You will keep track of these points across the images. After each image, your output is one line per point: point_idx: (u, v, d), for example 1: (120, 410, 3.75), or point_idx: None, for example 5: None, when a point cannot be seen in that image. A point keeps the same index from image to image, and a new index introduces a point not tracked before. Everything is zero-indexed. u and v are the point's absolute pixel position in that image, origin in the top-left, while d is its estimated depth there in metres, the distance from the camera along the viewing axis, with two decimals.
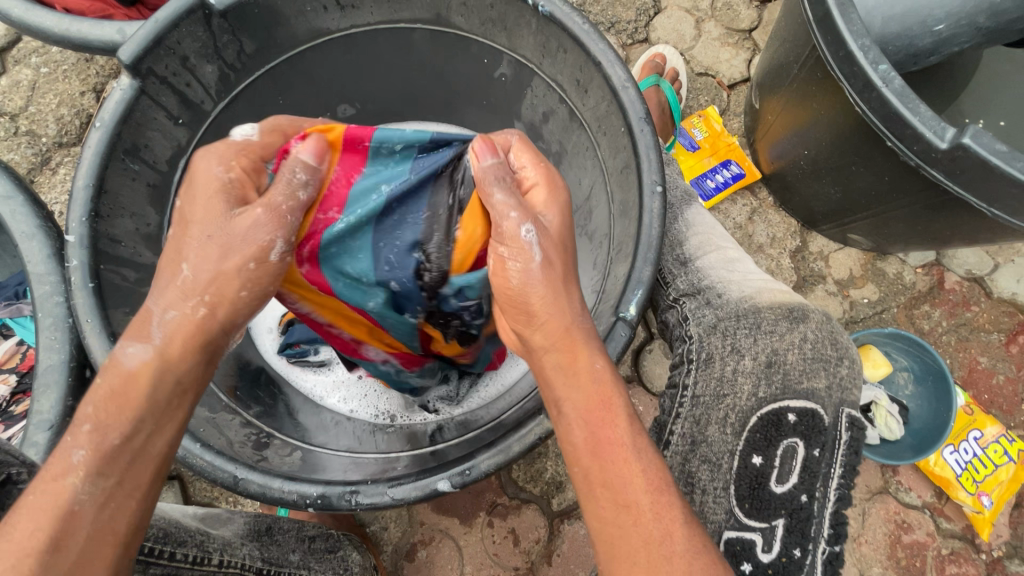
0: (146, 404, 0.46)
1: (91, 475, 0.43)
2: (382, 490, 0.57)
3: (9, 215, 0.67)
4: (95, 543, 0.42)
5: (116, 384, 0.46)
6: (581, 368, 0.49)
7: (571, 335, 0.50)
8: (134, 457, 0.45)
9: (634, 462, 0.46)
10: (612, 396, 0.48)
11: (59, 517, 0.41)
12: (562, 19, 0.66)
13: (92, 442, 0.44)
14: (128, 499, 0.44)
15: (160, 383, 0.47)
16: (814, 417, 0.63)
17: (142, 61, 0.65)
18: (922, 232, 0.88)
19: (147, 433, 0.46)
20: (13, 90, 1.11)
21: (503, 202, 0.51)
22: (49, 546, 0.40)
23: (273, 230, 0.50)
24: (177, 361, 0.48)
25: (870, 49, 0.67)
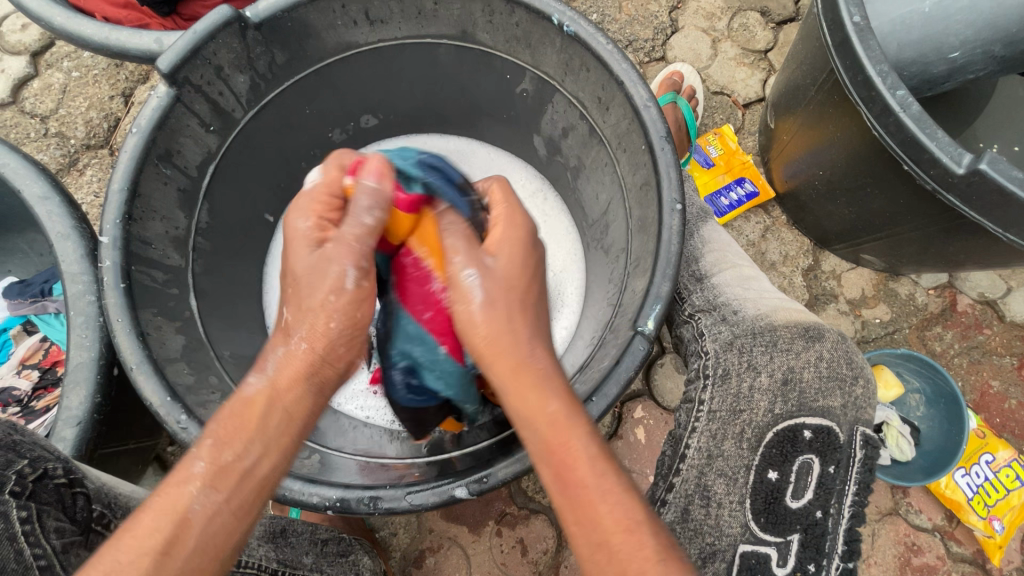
0: (258, 428, 0.47)
1: (206, 486, 0.45)
2: (400, 495, 0.58)
3: (46, 216, 0.68)
4: (196, 558, 0.43)
5: (239, 405, 0.48)
6: (535, 407, 0.48)
7: (528, 375, 0.49)
8: (241, 478, 0.46)
9: (599, 502, 0.45)
10: (569, 436, 0.47)
11: (173, 522, 0.44)
12: (586, 39, 0.68)
13: (209, 458, 0.46)
14: (231, 517, 0.45)
15: (271, 411, 0.48)
16: (829, 434, 0.66)
17: (179, 70, 0.67)
18: (935, 254, 0.89)
19: (255, 457, 0.46)
20: (45, 93, 1.14)
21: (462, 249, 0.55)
22: (162, 548, 0.43)
23: (345, 260, 0.51)
24: (291, 389, 0.49)
25: (888, 75, 0.68)
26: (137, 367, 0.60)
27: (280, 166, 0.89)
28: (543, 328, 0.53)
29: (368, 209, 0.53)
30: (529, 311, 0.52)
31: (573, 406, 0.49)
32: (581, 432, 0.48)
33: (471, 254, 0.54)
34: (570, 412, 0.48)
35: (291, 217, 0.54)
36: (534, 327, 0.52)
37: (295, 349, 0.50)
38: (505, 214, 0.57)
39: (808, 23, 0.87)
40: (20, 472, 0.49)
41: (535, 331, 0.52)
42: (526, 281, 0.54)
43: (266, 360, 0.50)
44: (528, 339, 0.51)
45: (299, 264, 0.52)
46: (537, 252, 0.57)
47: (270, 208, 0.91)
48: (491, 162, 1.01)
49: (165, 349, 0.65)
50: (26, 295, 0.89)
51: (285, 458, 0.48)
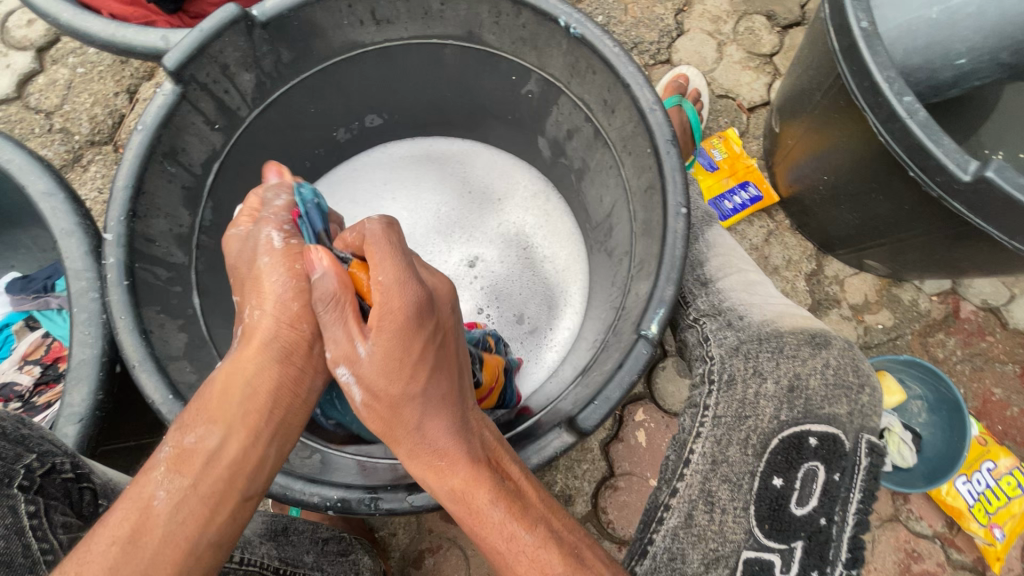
0: (223, 411, 0.49)
1: (172, 473, 0.46)
2: (401, 496, 0.58)
3: (51, 212, 0.68)
4: (165, 544, 0.44)
5: (203, 394, 0.51)
6: (440, 484, 0.51)
7: (427, 459, 0.51)
8: (206, 460, 0.47)
9: (518, 562, 0.48)
10: (476, 507, 0.49)
11: (140, 510, 0.45)
12: (593, 42, 0.68)
13: (173, 444, 0.48)
14: (197, 501, 0.46)
15: (233, 391, 0.50)
16: (835, 442, 0.66)
17: (185, 68, 0.67)
18: (939, 261, 0.89)
19: (220, 438, 0.49)
20: (50, 89, 1.14)
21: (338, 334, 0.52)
22: (130, 535, 0.44)
23: (268, 224, 0.58)
24: (250, 366, 0.52)
25: (895, 81, 0.68)
26: (140, 364, 0.60)
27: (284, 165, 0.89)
28: (438, 401, 0.52)
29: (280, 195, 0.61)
30: (408, 394, 0.51)
31: (473, 477, 0.50)
32: (485, 501, 0.49)
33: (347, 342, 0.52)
34: (471, 484, 0.50)
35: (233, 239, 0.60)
36: (426, 407, 0.52)
37: (253, 328, 0.54)
38: (378, 305, 0.50)
39: (815, 27, 0.87)
40: (29, 466, 0.49)
41: (427, 408, 0.52)
42: (399, 367, 0.50)
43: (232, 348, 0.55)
44: (415, 424, 0.52)
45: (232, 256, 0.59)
46: (422, 321, 0.51)
47: None
48: (496, 164, 1.01)
49: (168, 347, 0.65)
50: (29, 291, 0.90)
51: (249, 438, 0.49)
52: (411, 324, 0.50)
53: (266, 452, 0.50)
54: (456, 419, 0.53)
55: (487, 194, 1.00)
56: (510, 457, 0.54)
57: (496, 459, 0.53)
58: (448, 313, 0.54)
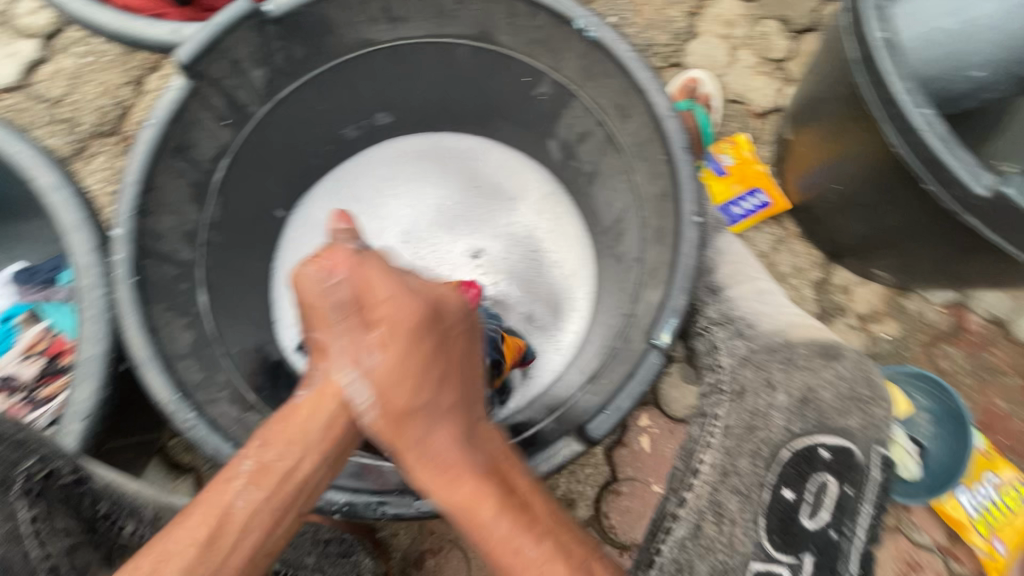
0: (303, 440, 0.54)
1: (248, 484, 0.51)
2: (410, 501, 0.58)
3: (60, 205, 0.68)
4: (234, 553, 0.49)
5: (283, 418, 0.56)
6: (448, 494, 0.53)
7: (434, 466, 0.54)
8: (284, 480, 0.53)
9: (526, 567, 0.49)
10: (479, 511, 0.52)
11: (216, 518, 0.49)
12: (609, 46, 0.67)
13: (254, 459, 0.52)
14: (271, 515, 0.51)
15: (312, 426, 0.55)
16: (847, 455, 0.66)
17: (197, 63, 0.67)
18: (947, 273, 0.88)
19: (297, 458, 0.54)
20: (56, 78, 1.13)
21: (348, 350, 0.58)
22: (207, 539, 0.49)
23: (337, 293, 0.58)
24: (318, 426, 0.55)
25: (912, 93, 0.67)
26: (147, 362, 0.60)
27: (293, 161, 0.88)
28: (443, 411, 0.56)
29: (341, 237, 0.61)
30: (418, 395, 0.56)
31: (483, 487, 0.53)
32: (489, 514, 0.51)
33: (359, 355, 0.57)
34: (477, 496, 0.52)
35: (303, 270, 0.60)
36: (435, 415, 0.56)
37: (330, 382, 0.58)
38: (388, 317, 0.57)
39: (831, 35, 0.86)
40: (29, 471, 0.49)
41: (432, 419, 0.56)
42: (413, 373, 0.56)
43: (312, 379, 0.59)
44: (423, 430, 0.55)
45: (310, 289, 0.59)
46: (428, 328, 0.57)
47: (281, 204, 0.91)
48: (506, 163, 0.99)
49: (175, 345, 0.65)
50: (34, 282, 0.90)
51: (321, 460, 0.55)
52: (421, 326, 0.57)
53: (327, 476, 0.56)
54: (466, 424, 0.57)
55: (496, 194, 0.99)
56: (515, 467, 0.56)
57: (500, 467, 0.55)
58: (458, 321, 0.61)
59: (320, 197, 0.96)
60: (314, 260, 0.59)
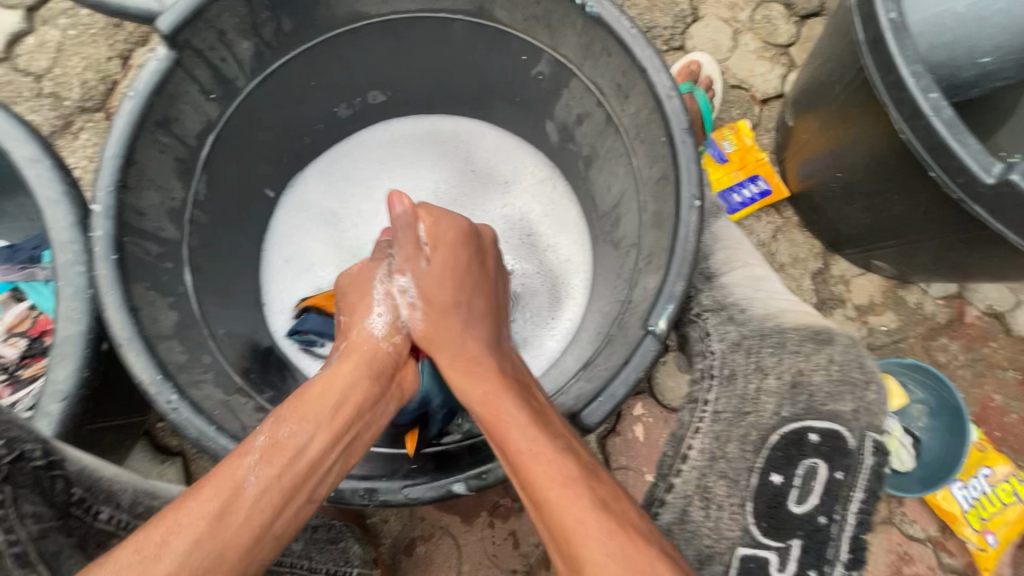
0: (318, 412, 0.55)
1: (261, 460, 0.50)
2: (397, 488, 0.57)
3: (36, 179, 0.65)
4: (244, 527, 0.47)
5: (299, 394, 0.56)
6: (473, 387, 0.59)
7: (461, 363, 0.61)
8: (292, 455, 0.52)
9: (537, 447, 0.51)
10: (502, 400, 0.56)
11: (228, 492, 0.48)
12: (610, 22, 0.65)
13: (268, 433, 0.52)
14: (279, 494, 0.50)
15: (326, 398, 0.56)
16: (838, 439, 0.63)
17: (180, 32, 0.64)
18: (948, 264, 0.87)
19: (308, 435, 0.53)
20: (40, 51, 1.10)
21: (381, 303, 0.66)
22: (217, 514, 0.47)
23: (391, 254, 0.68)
24: (346, 374, 0.59)
25: (921, 76, 0.65)
26: (128, 343, 0.58)
27: (282, 139, 0.86)
28: (478, 312, 0.65)
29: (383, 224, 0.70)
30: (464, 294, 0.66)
31: (505, 387, 0.58)
32: (511, 407, 0.55)
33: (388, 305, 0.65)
34: (500, 394, 0.57)
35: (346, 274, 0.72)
36: (469, 317, 0.64)
37: (361, 334, 0.64)
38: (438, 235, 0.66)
39: (838, 16, 0.83)
40: None
41: (467, 322, 0.64)
42: (454, 293, 0.65)
43: (333, 355, 0.64)
44: (468, 337, 0.63)
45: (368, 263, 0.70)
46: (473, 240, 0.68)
47: (270, 183, 0.89)
48: (502, 146, 0.97)
49: (158, 325, 0.63)
50: (15, 262, 0.87)
51: (331, 440, 0.54)
52: (464, 240, 0.67)
53: (339, 459, 0.55)
54: (494, 337, 0.65)
55: (492, 177, 0.97)
56: (533, 386, 0.61)
57: (521, 379, 0.61)
58: (490, 246, 0.71)
59: (312, 178, 0.94)
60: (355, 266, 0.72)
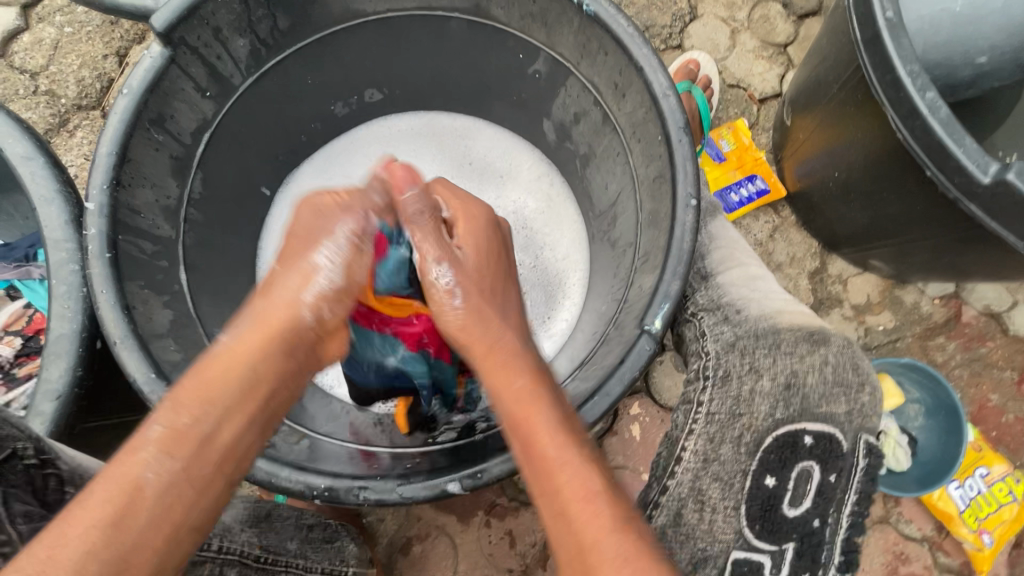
0: (222, 395, 0.49)
1: (161, 453, 0.46)
2: (391, 487, 0.56)
3: (29, 177, 0.65)
4: (152, 525, 0.44)
5: (202, 368, 0.51)
6: (503, 383, 0.53)
7: (496, 358, 0.55)
8: (200, 444, 0.48)
9: (562, 470, 0.48)
10: (537, 398, 0.52)
11: (126, 493, 0.44)
12: (606, 21, 0.64)
13: (167, 423, 0.47)
14: (185, 488, 0.46)
15: (232, 376, 0.50)
16: (831, 441, 0.66)
17: (174, 30, 0.64)
18: (946, 264, 0.87)
19: (214, 422, 0.49)
20: (36, 48, 1.09)
21: (332, 257, 0.57)
22: (112, 521, 0.43)
23: (349, 219, 0.59)
24: (257, 350, 0.52)
25: (918, 76, 0.65)
26: (121, 341, 0.58)
27: (279, 138, 0.86)
28: (507, 314, 0.60)
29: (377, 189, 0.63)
30: (494, 296, 0.61)
31: (535, 383, 0.53)
32: (542, 407, 0.51)
33: (344, 260, 0.57)
34: (532, 391, 0.52)
35: (303, 213, 0.59)
36: (501, 312, 0.60)
37: (273, 310, 0.54)
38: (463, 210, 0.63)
39: (835, 15, 0.83)
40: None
41: (502, 314, 0.59)
42: (472, 317, 0.58)
43: (237, 322, 0.54)
44: (501, 329, 0.58)
45: (317, 216, 0.59)
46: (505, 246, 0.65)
47: (267, 181, 0.88)
48: (499, 143, 0.97)
49: (153, 324, 0.63)
50: (9, 259, 0.85)
51: (244, 423, 0.50)
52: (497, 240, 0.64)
53: (257, 438, 0.52)
54: (524, 337, 0.59)
55: (489, 174, 0.97)
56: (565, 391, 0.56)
57: (553, 379, 0.56)
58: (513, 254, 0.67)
59: (308, 175, 0.93)
60: (328, 194, 0.61)
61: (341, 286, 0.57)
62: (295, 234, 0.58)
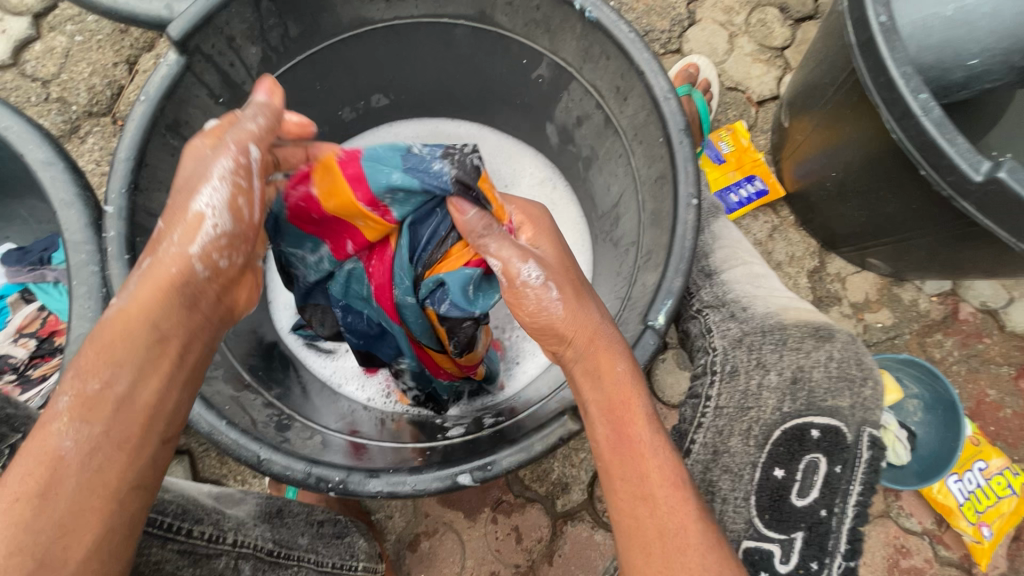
0: (129, 353, 0.46)
1: (75, 421, 0.43)
2: (403, 478, 0.58)
3: (50, 182, 0.67)
4: (83, 491, 0.42)
5: (99, 334, 0.47)
6: (606, 369, 0.53)
7: (599, 342, 0.54)
8: (118, 408, 0.45)
9: (650, 457, 0.49)
10: (634, 397, 0.52)
11: (47, 466, 0.42)
12: (608, 27, 0.66)
13: (73, 392, 0.44)
14: (109, 450, 0.44)
15: (136, 333, 0.46)
16: (837, 434, 0.66)
17: (190, 38, 0.66)
18: (941, 261, 0.89)
19: (130, 383, 0.45)
20: (47, 56, 1.12)
21: (214, 200, 0.49)
22: (40, 491, 0.41)
23: (220, 156, 0.50)
24: (152, 303, 0.48)
25: (911, 78, 0.67)
26: None
27: None
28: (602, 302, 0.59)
29: (254, 119, 0.53)
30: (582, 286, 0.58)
31: (636, 371, 0.54)
32: (641, 395, 0.52)
33: (227, 199, 0.50)
34: (633, 379, 0.53)
35: (182, 157, 0.52)
36: (596, 299, 0.58)
37: (164, 261, 0.49)
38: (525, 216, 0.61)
39: (830, 20, 0.85)
40: (13, 445, 0.52)
41: (599, 302, 0.57)
42: (580, 304, 0.55)
43: (129, 280, 0.49)
44: (601, 314, 0.56)
45: (188, 161, 0.52)
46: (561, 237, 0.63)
47: None
48: (502, 149, 0.99)
49: None
50: (24, 263, 0.88)
51: (162, 381, 0.47)
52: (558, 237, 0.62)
53: (183, 396, 0.49)
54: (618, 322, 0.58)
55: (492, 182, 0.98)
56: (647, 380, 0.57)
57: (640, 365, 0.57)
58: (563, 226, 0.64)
59: None
60: (210, 135, 0.53)
61: (233, 230, 0.51)
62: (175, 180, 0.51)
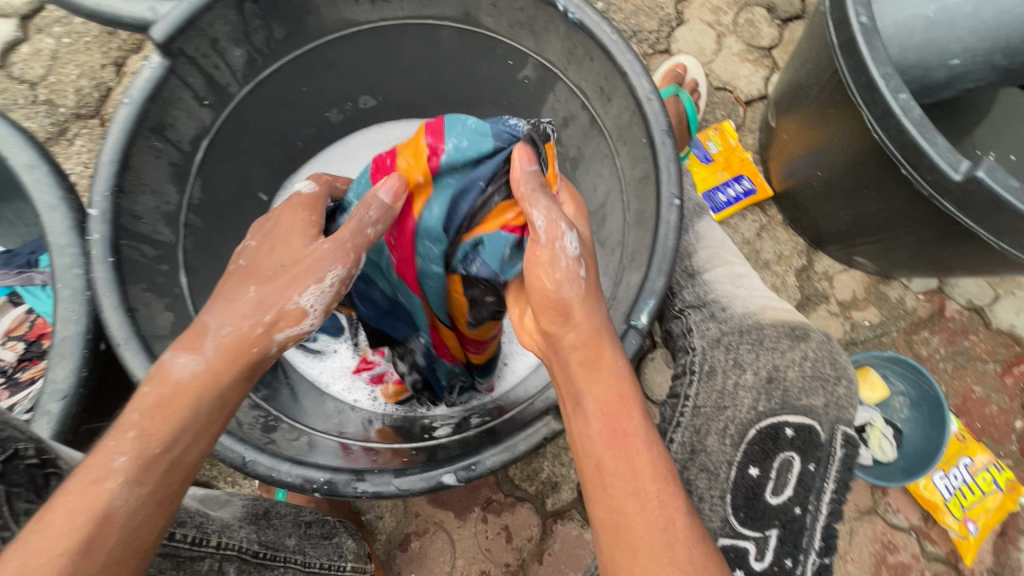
0: (191, 413, 0.48)
1: (130, 480, 0.44)
2: (388, 479, 0.58)
3: (33, 185, 0.67)
4: (123, 547, 0.43)
5: (166, 392, 0.48)
6: (604, 364, 0.53)
7: (602, 338, 0.55)
8: (169, 468, 0.46)
9: (645, 451, 0.49)
10: (630, 395, 0.52)
11: (94, 521, 0.42)
12: (591, 28, 0.67)
13: (132, 454, 0.45)
14: (157, 509, 0.45)
15: (205, 399, 0.49)
16: (810, 433, 0.66)
17: (173, 41, 0.66)
18: (926, 259, 0.89)
19: (186, 445, 0.47)
20: (34, 58, 1.11)
21: (316, 301, 0.54)
22: (81, 547, 0.41)
23: (335, 262, 0.55)
24: (225, 373, 0.50)
25: (892, 77, 0.68)
26: (125, 343, 0.59)
27: (275, 142, 0.88)
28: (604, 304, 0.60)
29: (372, 221, 0.58)
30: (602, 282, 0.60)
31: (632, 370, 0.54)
32: (637, 392, 0.53)
33: (326, 303, 0.55)
34: (629, 376, 0.53)
35: (295, 241, 0.57)
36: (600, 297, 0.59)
37: (242, 336, 0.52)
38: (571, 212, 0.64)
39: (814, 20, 0.86)
40: None
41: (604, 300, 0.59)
42: (594, 295, 0.56)
43: (202, 342, 0.51)
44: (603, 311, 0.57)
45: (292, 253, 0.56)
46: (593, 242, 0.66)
47: (263, 186, 0.90)
48: None
49: (154, 325, 0.64)
50: (11, 266, 0.88)
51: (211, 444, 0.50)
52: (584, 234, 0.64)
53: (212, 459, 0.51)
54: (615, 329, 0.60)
55: None
56: None
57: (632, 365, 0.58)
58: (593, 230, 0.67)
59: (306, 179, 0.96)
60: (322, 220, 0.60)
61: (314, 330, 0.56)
62: (277, 256, 0.56)
